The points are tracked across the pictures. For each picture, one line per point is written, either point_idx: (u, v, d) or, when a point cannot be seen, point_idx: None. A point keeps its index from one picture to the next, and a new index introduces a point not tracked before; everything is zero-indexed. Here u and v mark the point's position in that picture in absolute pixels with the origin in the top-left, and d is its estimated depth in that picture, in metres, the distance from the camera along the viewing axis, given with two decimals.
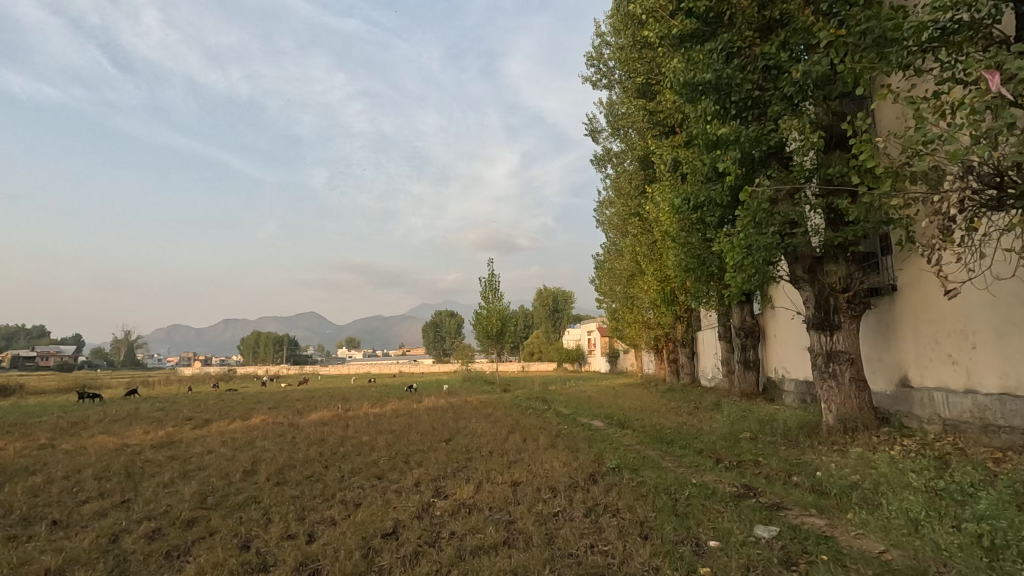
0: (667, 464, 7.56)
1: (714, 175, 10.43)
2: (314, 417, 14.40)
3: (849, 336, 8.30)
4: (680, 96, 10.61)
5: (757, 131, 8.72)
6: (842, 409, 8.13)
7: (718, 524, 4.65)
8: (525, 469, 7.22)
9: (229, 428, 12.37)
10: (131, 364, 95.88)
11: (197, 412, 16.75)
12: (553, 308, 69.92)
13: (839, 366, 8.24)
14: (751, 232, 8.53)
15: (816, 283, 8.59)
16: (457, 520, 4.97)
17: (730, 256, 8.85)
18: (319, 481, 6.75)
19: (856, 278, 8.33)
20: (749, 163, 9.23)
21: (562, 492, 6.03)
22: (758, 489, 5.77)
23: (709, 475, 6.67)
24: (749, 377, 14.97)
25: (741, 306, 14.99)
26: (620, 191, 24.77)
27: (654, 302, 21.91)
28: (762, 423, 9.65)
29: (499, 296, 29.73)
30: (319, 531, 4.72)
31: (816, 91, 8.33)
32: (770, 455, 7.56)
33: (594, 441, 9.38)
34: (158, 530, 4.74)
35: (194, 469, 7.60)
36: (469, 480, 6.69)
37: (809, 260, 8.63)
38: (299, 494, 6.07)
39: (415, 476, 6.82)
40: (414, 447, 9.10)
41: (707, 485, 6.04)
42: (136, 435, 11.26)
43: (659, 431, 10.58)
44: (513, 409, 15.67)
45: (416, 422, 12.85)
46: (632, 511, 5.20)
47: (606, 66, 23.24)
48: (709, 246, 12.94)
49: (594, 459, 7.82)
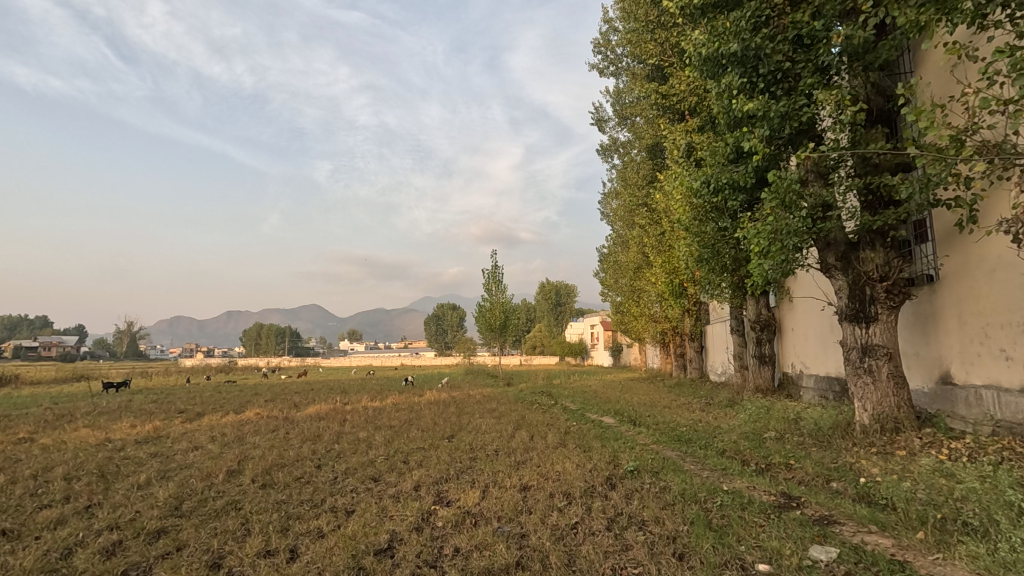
0: (690, 467, 6.91)
1: (735, 157, 9.77)
2: (309, 412, 13.79)
3: (887, 329, 7.59)
4: (699, 71, 9.94)
5: (787, 105, 8.07)
6: (879, 408, 7.45)
7: (763, 542, 4.04)
8: (535, 472, 6.58)
9: (221, 422, 11.81)
10: (134, 354, 95.71)
11: (190, 405, 16.19)
12: (555, 302, 69.19)
13: (875, 362, 7.55)
14: (780, 216, 7.91)
15: (851, 270, 7.91)
16: (462, 534, 4.36)
17: (756, 242, 8.21)
18: (309, 484, 6.12)
19: (896, 264, 7.57)
20: (776, 142, 8.63)
21: (578, 500, 5.39)
22: (800, 499, 5.11)
23: (741, 480, 6.02)
24: (765, 372, 14.32)
25: (757, 299, 14.31)
26: (626, 182, 24.06)
27: (662, 294, 21.15)
28: (787, 422, 9.00)
29: (502, 288, 29.12)
30: (302, 547, 4.10)
31: (853, 62, 7.66)
32: (803, 458, 6.92)
33: (607, 440, 8.76)
34: (118, 544, 4.13)
35: (175, 468, 7.00)
36: (473, 483, 6.06)
37: (842, 246, 8.00)
38: (285, 499, 5.46)
39: (415, 479, 6.20)
40: (414, 445, 8.47)
41: (741, 493, 5.41)
42: (122, 429, 10.69)
43: (674, 430, 9.91)
44: (517, 405, 15.05)
45: (416, 417, 12.22)
46: (660, 524, 4.59)
47: (613, 53, 22.56)
48: (725, 234, 12.29)
49: (609, 461, 7.17)
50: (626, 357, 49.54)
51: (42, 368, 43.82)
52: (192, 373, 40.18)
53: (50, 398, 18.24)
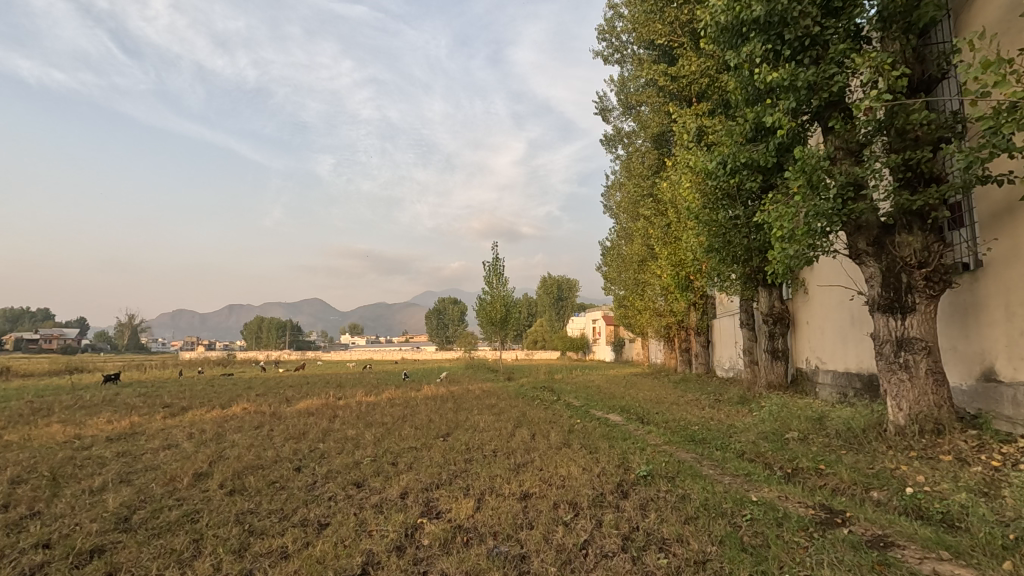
0: (708, 471, 6.23)
1: (754, 135, 9.05)
2: (300, 407, 13.15)
3: (925, 320, 6.88)
4: (715, 43, 9.22)
5: (816, 74, 7.33)
6: (916, 407, 6.75)
7: (811, 570, 3.35)
8: (537, 477, 5.90)
9: (204, 418, 11.14)
10: (134, 347, 95.20)
11: (177, 399, 15.54)
12: (556, 296, 68.56)
13: (912, 356, 6.86)
14: (807, 196, 7.23)
15: (885, 256, 7.21)
16: (451, 556, 3.69)
17: (779, 225, 7.53)
18: (283, 490, 5.45)
19: (936, 249, 6.83)
20: (802, 115, 7.92)
21: (587, 512, 4.72)
22: (844, 513, 4.41)
23: (769, 488, 5.32)
24: (777, 367, 13.65)
25: (770, 291, 13.59)
26: (631, 172, 23.33)
27: (667, 287, 20.46)
28: (810, 421, 8.30)
29: (503, 280, 28.42)
30: (260, 572, 3.43)
31: (892, 25, 6.89)
32: (835, 462, 6.22)
33: (615, 440, 8.10)
34: (38, 569, 3.47)
35: (139, 469, 6.36)
36: (467, 491, 5.37)
37: (875, 229, 7.31)
38: (252, 509, 4.77)
39: (402, 485, 5.54)
40: (405, 445, 7.80)
41: (773, 504, 4.71)
42: (96, 425, 10.02)
43: (686, 428, 9.23)
44: (518, 400, 14.42)
45: (411, 413, 11.56)
46: (684, 544, 3.93)
47: (618, 39, 21.83)
48: (738, 222, 11.59)
49: (617, 464, 6.49)
50: (628, 352, 48.94)
51: (41, 360, 43.24)
52: (191, 364, 39.69)
53: (34, 391, 17.64)
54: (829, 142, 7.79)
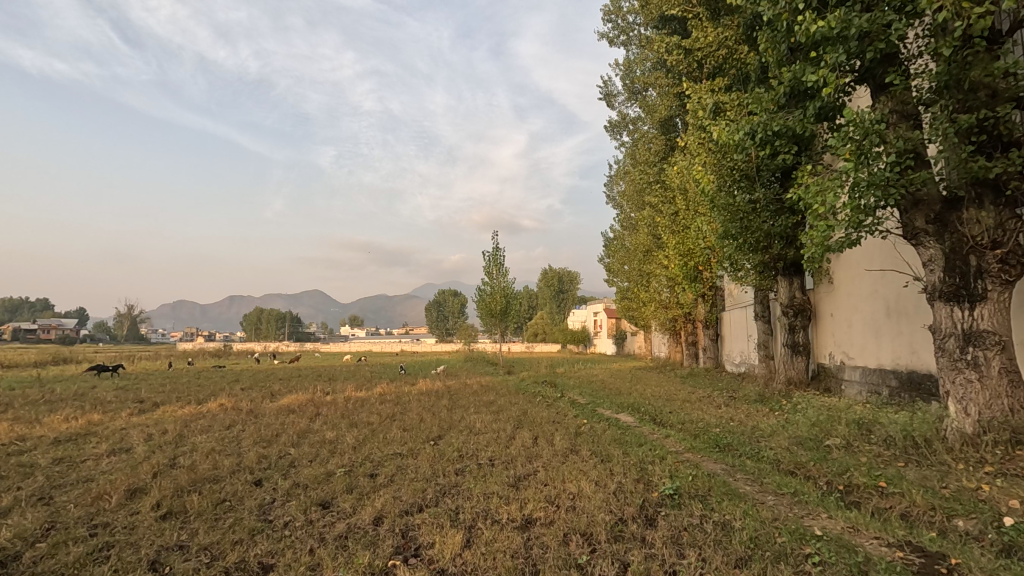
0: (746, 489, 5.21)
1: (786, 102, 7.96)
2: (283, 403, 12.12)
3: (998, 310, 5.87)
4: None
5: (871, 21, 6.17)
6: (987, 413, 5.75)
7: None
8: (541, 496, 4.89)
9: (173, 416, 10.07)
10: (134, 338, 94.40)
11: (156, 393, 14.54)
12: (558, 288, 67.23)
13: (982, 353, 5.85)
14: (858, 165, 6.15)
15: (949, 235, 6.16)
16: None
17: (823, 201, 6.43)
18: (230, 513, 4.42)
19: (1013, 226, 5.67)
20: (848, 74, 6.83)
21: (605, 548, 3.73)
22: (945, 558, 3.38)
23: (829, 515, 4.30)
24: (798, 362, 12.63)
25: (791, 280, 12.55)
26: (636, 160, 22.19)
27: (675, 278, 19.39)
28: (851, 426, 7.28)
29: (503, 270, 27.29)
30: None
31: None
32: (900, 478, 5.19)
33: (629, 447, 7.07)
34: None
35: (69, 483, 5.33)
36: (456, 516, 4.37)
37: (936, 204, 6.24)
38: (180, 544, 3.75)
39: (377, 507, 4.53)
40: (388, 451, 6.79)
41: (846, 542, 3.69)
42: (52, 424, 9.01)
43: (708, 432, 8.18)
44: (518, 397, 13.37)
45: (400, 411, 10.52)
46: None
47: (624, 20, 20.67)
48: (758, 205, 10.49)
49: (636, 478, 5.47)
50: (631, 345, 47.73)
51: (32, 350, 42.17)
52: (185, 356, 38.75)
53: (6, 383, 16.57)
54: (880, 105, 6.73)
